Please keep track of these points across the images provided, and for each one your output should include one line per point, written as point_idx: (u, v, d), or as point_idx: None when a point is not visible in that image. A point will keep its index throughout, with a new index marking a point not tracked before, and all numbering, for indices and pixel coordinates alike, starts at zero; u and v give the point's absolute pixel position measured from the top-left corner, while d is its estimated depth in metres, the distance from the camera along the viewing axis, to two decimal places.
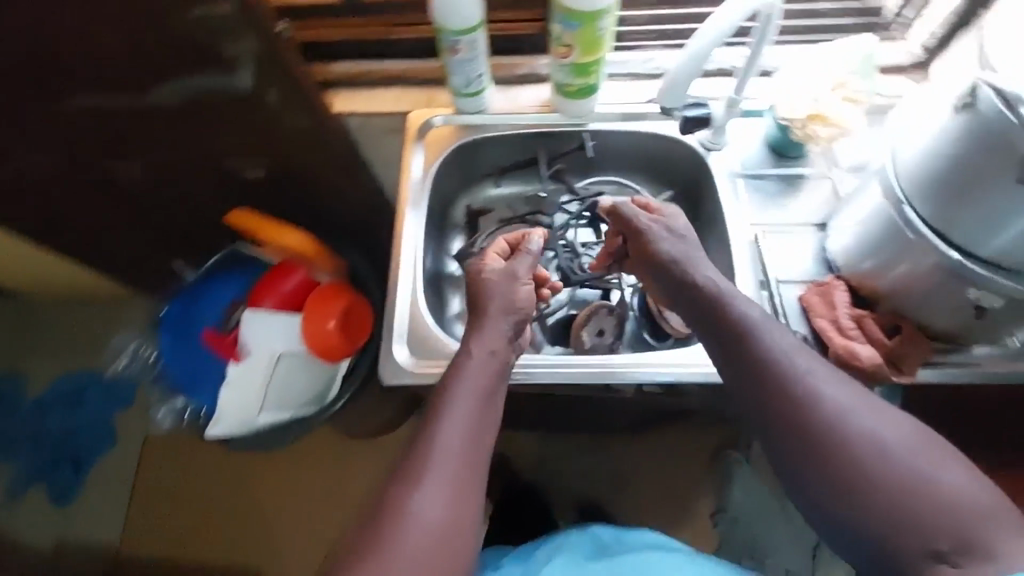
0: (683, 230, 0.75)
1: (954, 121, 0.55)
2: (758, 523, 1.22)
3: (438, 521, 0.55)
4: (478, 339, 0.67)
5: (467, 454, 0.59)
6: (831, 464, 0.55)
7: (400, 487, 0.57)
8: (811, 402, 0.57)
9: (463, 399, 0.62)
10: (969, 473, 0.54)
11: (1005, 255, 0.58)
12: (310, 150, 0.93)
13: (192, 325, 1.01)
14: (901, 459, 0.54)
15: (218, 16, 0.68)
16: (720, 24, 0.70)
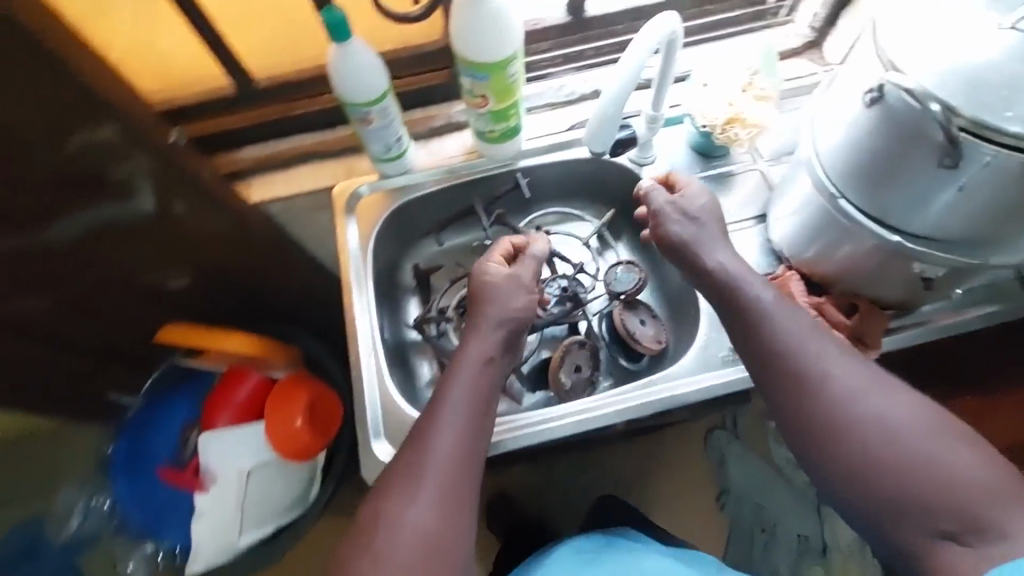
0: (700, 211, 0.73)
1: (867, 113, 0.56)
2: (761, 495, 1.25)
3: (430, 527, 0.58)
4: (475, 343, 0.69)
5: (461, 459, 0.62)
6: (825, 427, 0.56)
7: (393, 493, 0.60)
8: (798, 356, 0.59)
9: (456, 407, 0.64)
10: (979, 452, 0.53)
11: (938, 229, 0.58)
12: (236, 248, 0.87)
13: (145, 463, 0.94)
14: (902, 432, 0.53)
15: (103, 146, 0.62)
16: (629, 65, 0.71)
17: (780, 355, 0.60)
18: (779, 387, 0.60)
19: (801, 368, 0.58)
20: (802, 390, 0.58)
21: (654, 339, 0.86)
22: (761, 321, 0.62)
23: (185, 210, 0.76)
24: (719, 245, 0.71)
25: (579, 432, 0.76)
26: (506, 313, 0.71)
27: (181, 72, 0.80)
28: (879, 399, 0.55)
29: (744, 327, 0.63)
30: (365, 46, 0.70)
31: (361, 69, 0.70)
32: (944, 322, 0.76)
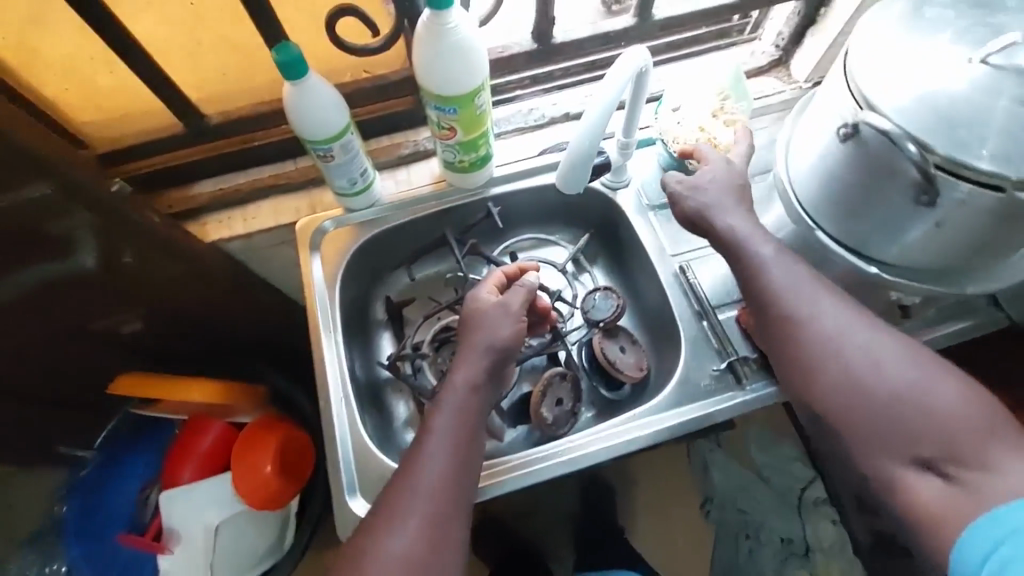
0: (712, 181, 0.66)
1: (843, 147, 0.55)
2: (742, 499, 1.24)
3: (414, 557, 0.57)
4: (460, 370, 0.66)
5: (450, 491, 0.60)
6: (818, 378, 0.57)
7: (380, 526, 0.58)
8: (794, 312, 0.58)
9: (440, 437, 0.62)
10: (965, 388, 0.54)
11: (915, 259, 0.57)
12: (192, 292, 0.82)
13: (103, 526, 0.88)
14: (892, 376, 0.55)
15: (34, 204, 0.57)
16: (606, 93, 0.66)
17: (775, 309, 0.59)
18: (774, 338, 0.60)
19: (797, 322, 0.58)
20: (796, 343, 0.58)
21: (636, 366, 0.84)
22: (758, 275, 0.61)
23: (134, 259, 0.71)
24: (737, 209, 0.65)
25: (561, 474, 0.74)
26: (495, 342, 0.66)
27: (124, 113, 0.75)
28: (871, 344, 0.56)
29: (742, 278, 0.62)
30: (324, 82, 0.66)
31: (321, 106, 0.66)
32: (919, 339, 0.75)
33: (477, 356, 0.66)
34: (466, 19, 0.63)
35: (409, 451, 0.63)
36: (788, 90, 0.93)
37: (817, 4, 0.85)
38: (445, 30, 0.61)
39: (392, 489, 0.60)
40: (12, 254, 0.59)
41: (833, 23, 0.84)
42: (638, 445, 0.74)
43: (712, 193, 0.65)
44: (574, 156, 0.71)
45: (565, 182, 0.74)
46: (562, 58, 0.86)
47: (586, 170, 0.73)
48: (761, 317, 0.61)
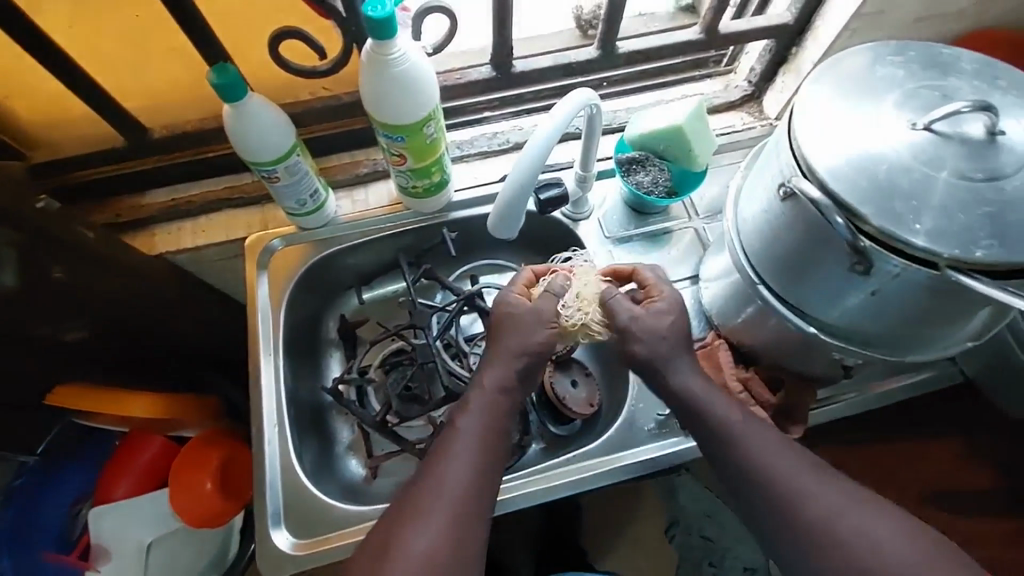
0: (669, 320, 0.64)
1: (786, 206, 0.53)
2: (710, 526, 1.13)
3: (433, 561, 0.53)
4: (489, 373, 0.63)
5: (475, 495, 0.57)
6: (755, 506, 0.56)
7: (401, 524, 0.55)
8: (738, 426, 0.59)
9: (467, 436, 0.59)
10: (908, 531, 0.52)
11: (850, 322, 0.56)
12: (131, 308, 0.80)
13: (35, 538, 0.84)
14: (828, 508, 0.53)
15: None
16: (552, 121, 0.61)
17: (715, 415, 0.60)
18: (714, 459, 0.60)
19: (733, 440, 0.58)
20: (740, 460, 0.57)
21: (587, 402, 0.82)
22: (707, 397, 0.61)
23: (64, 274, 0.69)
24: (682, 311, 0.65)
25: (497, 514, 0.73)
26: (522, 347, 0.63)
27: (62, 120, 0.73)
28: (810, 478, 0.55)
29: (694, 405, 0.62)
30: (260, 100, 0.64)
31: (262, 128, 0.64)
32: (877, 390, 0.75)
33: (503, 363, 0.63)
34: (413, 49, 0.61)
35: (427, 457, 0.60)
36: (758, 127, 0.92)
37: (788, 43, 0.84)
38: (388, 60, 0.59)
39: (416, 491, 0.57)
40: None
41: (803, 64, 0.83)
42: (575, 491, 0.73)
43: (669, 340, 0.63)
44: (512, 197, 0.64)
45: (498, 227, 0.67)
46: (524, 85, 0.84)
47: (523, 211, 0.65)
48: (701, 425, 0.61)
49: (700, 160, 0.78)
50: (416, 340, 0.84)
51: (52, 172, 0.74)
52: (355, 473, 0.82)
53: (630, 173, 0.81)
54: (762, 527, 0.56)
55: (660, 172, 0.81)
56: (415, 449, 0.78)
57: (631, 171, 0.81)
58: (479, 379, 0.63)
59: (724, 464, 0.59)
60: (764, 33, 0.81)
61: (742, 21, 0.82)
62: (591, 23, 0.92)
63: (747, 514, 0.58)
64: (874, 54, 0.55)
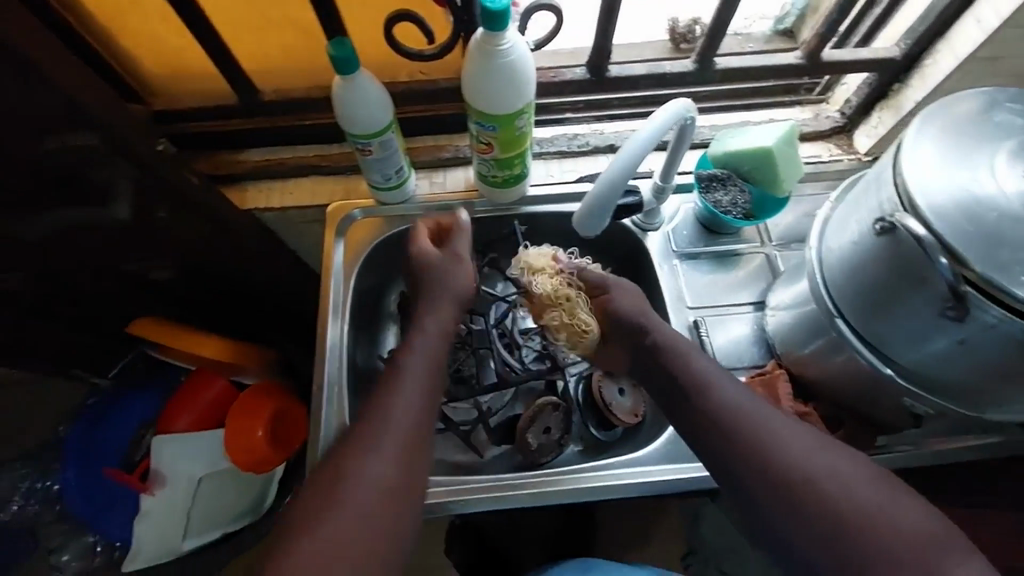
0: (632, 293, 0.73)
1: (881, 239, 0.52)
2: (728, 560, 1.12)
3: (388, 491, 0.55)
4: (430, 318, 0.66)
5: (420, 427, 0.59)
6: (728, 461, 0.57)
7: (354, 451, 0.56)
8: (742, 408, 0.58)
9: (417, 365, 0.62)
10: (875, 474, 0.55)
11: (924, 367, 0.55)
12: (216, 257, 0.85)
13: (100, 454, 0.93)
14: (823, 469, 0.54)
15: (74, 148, 0.60)
16: (651, 124, 0.61)
17: (712, 403, 0.59)
18: (687, 421, 0.61)
19: (725, 415, 0.58)
20: (740, 445, 0.56)
21: (632, 411, 0.83)
22: (706, 385, 0.61)
23: (167, 215, 0.74)
24: (634, 294, 0.73)
25: (531, 506, 0.73)
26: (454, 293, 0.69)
27: (183, 69, 0.78)
28: (817, 452, 0.55)
29: (689, 391, 0.62)
30: (365, 75, 0.67)
31: (366, 103, 0.68)
32: (940, 447, 0.72)
33: (433, 301, 0.67)
34: (520, 42, 0.63)
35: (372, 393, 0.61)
36: (845, 160, 0.90)
37: (892, 79, 0.81)
38: (497, 50, 0.61)
39: (365, 424, 0.58)
40: (50, 194, 0.63)
41: (904, 102, 0.81)
42: (610, 495, 0.73)
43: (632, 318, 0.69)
44: (596, 198, 0.65)
45: (581, 225, 0.67)
46: (614, 90, 0.85)
47: (608, 214, 0.65)
48: (700, 410, 0.60)
49: (783, 186, 0.76)
50: (473, 325, 0.86)
51: (169, 120, 0.80)
52: None
53: (708, 190, 0.81)
54: (738, 484, 0.56)
55: (741, 193, 0.80)
56: (459, 430, 0.80)
57: (710, 189, 0.81)
58: (419, 319, 0.66)
59: (700, 425, 0.60)
60: (868, 66, 0.79)
61: (846, 51, 0.80)
62: (685, 37, 0.92)
63: (714, 469, 0.59)
64: (992, 99, 0.53)
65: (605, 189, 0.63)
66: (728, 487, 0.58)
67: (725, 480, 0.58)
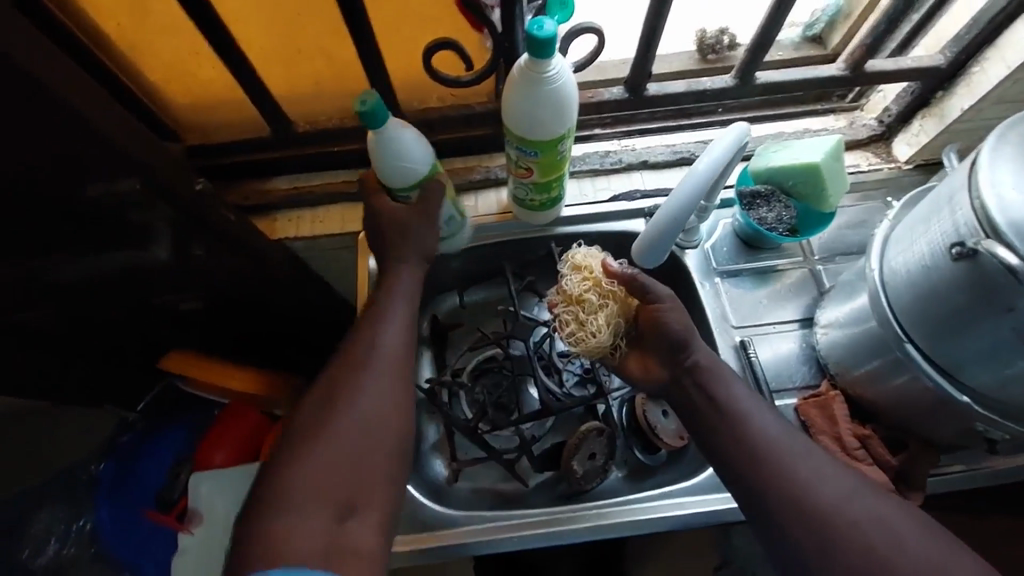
0: (683, 327, 0.62)
1: (961, 262, 0.49)
2: None
3: (376, 412, 0.59)
4: (404, 262, 0.68)
5: (405, 359, 0.63)
6: (761, 498, 0.54)
7: (347, 380, 0.60)
8: (775, 443, 0.56)
9: (395, 312, 0.65)
10: (921, 520, 0.52)
11: (1000, 389, 0.53)
12: (249, 290, 0.84)
13: (132, 491, 0.90)
14: (865, 510, 0.51)
15: (118, 196, 0.59)
16: (721, 147, 0.58)
17: (746, 438, 0.56)
18: (716, 449, 0.58)
19: (760, 452, 0.55)
20: (783, 485, 0.53)
21: (677, 435, 0.81)
22: (743, 419, 0.57)
23: (204, 253, 0.73)
24: (681, 311, 0.63)
25: (589, 539, 0.71)
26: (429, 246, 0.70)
27: (214, 100, 0.77)
28: (860, 494, 0.52)
29: (721, 423, 0.58)
30: (402, 124, 0.64)
31: (406, 153, 0.65)
32: (1009, 467, 0.69)
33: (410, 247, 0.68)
34: (565, 66, 0.61)
35: (354, 330, 0.65)
36: (885, 168, 0.89)
37: (934, 87, 0.79)
38: (543, 78, 0.60)
39: (352, 355, 0.62)
40: (92, 238, 0.62)
41: (948, 111, 0.79)
42: (665, 525, 0.71)
43: (677, 342, 0.62)
44: (650, 235, 0.63)
45: (642, 253, 0.64)
46: (649, 107, 0.83)
47: (672, 241, 0.63)
48: (738, 446, 0.56)
49: (830, 202, 0.75)
50: (512, 350, 0.84)
51: (200, 152, 0.80)
52: (438, 473, 0.82)
53: (751, 208, 0.79)
54: (771, 522, 0.53)
55: (785, 209, 0.78)
56: (502, 459, 0.78)
57: (753, 206, 0.79)
58: (395, 269, 0.68)
59: (730, 450, 0.57)
60: (910, 74, 0.78)
61: (888, 61, 0.78)
62: (713, 48, 0.91)
63: (747, 506, 0.55)
64: None
65: (667, 224, 0.61)
66: (759, 526, 0.54)
67: (757, 518, 0.54)
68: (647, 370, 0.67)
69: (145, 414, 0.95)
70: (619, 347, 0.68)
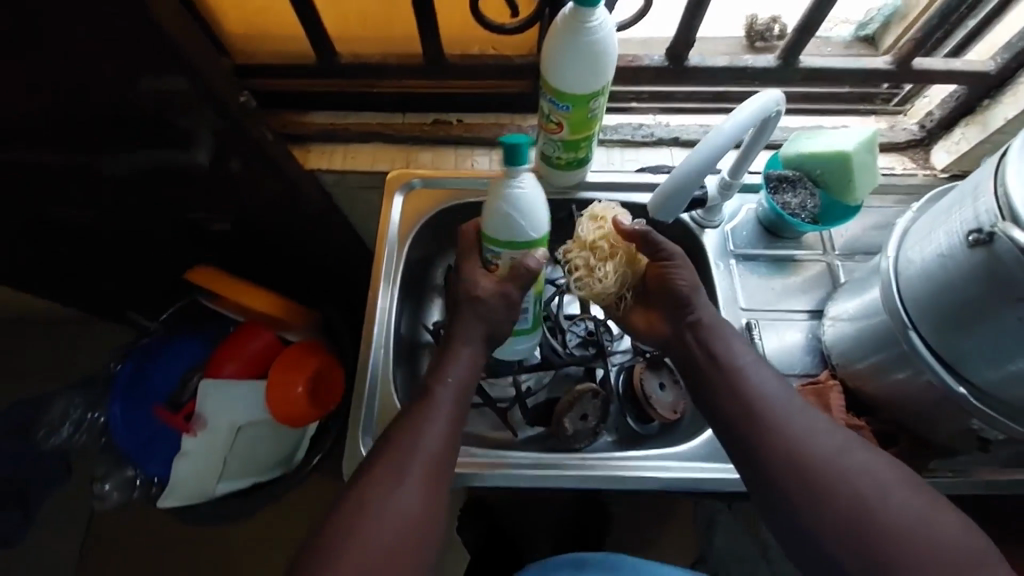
0: (688, 286, 0.64)
1: (977, 251, 0.50)
2: None
3: (410, 516, 0.56)
4: (462, 336, 0.65)
5: (443, 463, 0.59)
6: (760, 459, 0.55)
7: (382, 482, 0.57)
8: (774, 404, 0.57)
9: (442, 404, 0.61)
10: (912, 481, 0.53)
11: (1001, 384, 0.54)
12: (276, 216, 0.87)
13: (147, 391, 0.95)
14: (854, 465, 0.53)
15: (171, 94, 0.61)
16: (742, 114, 0.59)
17: (745, 397, 0.58)
18: (713, 403, 0.60)
19: (757, 411, 0.56)
20: (782, 445, 0.54)
21: (671, 408, 0.80)
22: (742, 376, 0.59)
23: (240, 167, 0.76)
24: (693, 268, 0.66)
25: (569, 487, 0.72)
26: (485, 329, 0.65)
27: (267, 23, 0.79)
28: (854, 454, 0.54)
29: (721, 381, 0.59)
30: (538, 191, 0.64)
31: (525, 213, 0.62)
32: (1000, 479, 0.68)
33: (468, 329, 0.65)
34: (608, 20, 0.62)
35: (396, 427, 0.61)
36: (920, 174, 0.87)
37: (982, 94, 0.78)
38: (584, 27, 0.61)
39: (388, 458, 0.58)
40: (139, 133, 0.65)
41: (992, 119, 0.77)
42: (647, 486, 0.72)
43: (685, 298, 0.64)
44: (676, 180, 0.63)
45: (657, 209, 0.66)
46: (688, 81, 0.83)
47: (684, 201, 0.65)
48: (736, 398, 0.58)
49: (856, 194, 0.75)
50: None
51: (247, 72, 0.83)
52: None
53: (777, 191, 0.79)
54: (764, 479, 0.55)
55: (810, 197, 0.78)
56: (497, 406, 0.80)
57: (779, 190, 0.79)
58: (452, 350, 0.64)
59: (725, 406, 0.58)
60: (961, 77, 0.76)
61: (938, 60, 0.77)
62: (762, 34, 0.89)
63: (746, 468, 0.57)
64: None
65: (698, 164, 0.60)
66: (755, 486, 0.56)
67: (758, 483, 0.55)
68: (650, 325, 0.69)
69: (165, 323, 0.99)
70: (624, 299, 0.71)
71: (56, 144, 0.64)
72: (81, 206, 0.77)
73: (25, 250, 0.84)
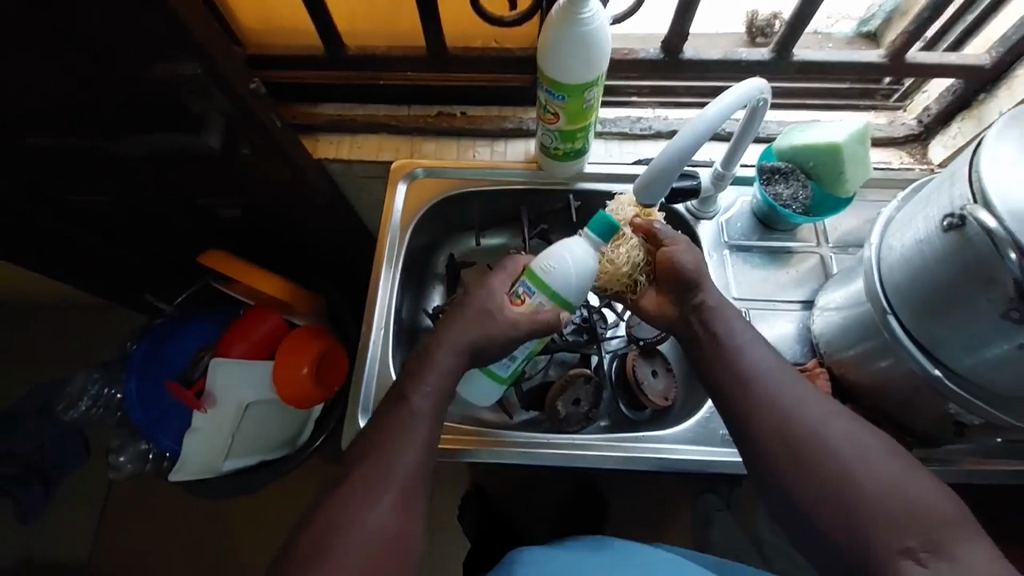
0: (694, 269, 0.66)
1: (951, 235, 0.51)
2: None
3: (384, 535, 0.56)
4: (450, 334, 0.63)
5: (415, 483, 0.59)
6: (749, 427, 0.57)
7: (354, 503, 0.56)
8: (764, 376, 0.59)
9: (419, 417, 0.61)
10: (897, 452, 0.55)
11: (976, 368, 0.55)
12: (283, 201, 0.90)
13: (161, 369, 1.00)
14: (840, 436, 0.55)
15: (182, 78, 0.65)
16: (725, 101, 0.61)
17: (738, 368, 0.60)
18: (707, 376, 0.62)
19: (748, 382, 0.59)
20: (770, 415, 0.57)
21: (662, 396, 0.82)
22: (736, 352, 0.61)
23: (249, 153, 0.79)
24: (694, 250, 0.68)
25: (560, 465, 0.75)
26: (475, 339, 0.63)
27: (279, 17, 0.83)
28: (840, 424, 0.56)
29: (715, 353, 0.62)
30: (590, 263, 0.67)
31: (578, 271, 0.64)
32: (984, 469, 0.68)
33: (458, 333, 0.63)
34: (601, 12, 0.64)
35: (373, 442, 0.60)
36: (916, 168, 0.88)
37: (978, 88, 0.79)
38: (578, 18, 0.63)
39: (360, 476, 0.58)
40: (155, 116, 0.69)
41: (987, 114, 0.78)
42: (635, 466, 0.74)
43: (689, 279, 0.65)
44: (661, 166, 0.64)
45: (642, 191, 0.66)
46: (685, 74, 0.85)
47: (667, 185, 0.66)
48: (728, 370, 0.60)
49: (847, 186, 0.77)
50: None
51: (261, 63, 0.86)
52: None
53: (769, 182, 0.81)
54: (752, 445, 0.57)
55: (802, 189, 0.80)
56: None
57: (771, 181, 0.81)
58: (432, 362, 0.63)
59: (720, 379, 0.61)
60: (956, 71, 0.77)
61: (933, 54, 0.78)
62: (762, 31, 0.91)
63: (738, 435, 0.59)
64: None
65: (678, 152, 0.62)
66: (745, 453, 0.58)
67: (747, 449, 0.58)
68: (660, 308, 0.69)
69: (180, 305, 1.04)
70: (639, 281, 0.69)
71: (78, 126, 0.68)
72: (99, 186, 0.81)
73: (49, 229, 0.89)
